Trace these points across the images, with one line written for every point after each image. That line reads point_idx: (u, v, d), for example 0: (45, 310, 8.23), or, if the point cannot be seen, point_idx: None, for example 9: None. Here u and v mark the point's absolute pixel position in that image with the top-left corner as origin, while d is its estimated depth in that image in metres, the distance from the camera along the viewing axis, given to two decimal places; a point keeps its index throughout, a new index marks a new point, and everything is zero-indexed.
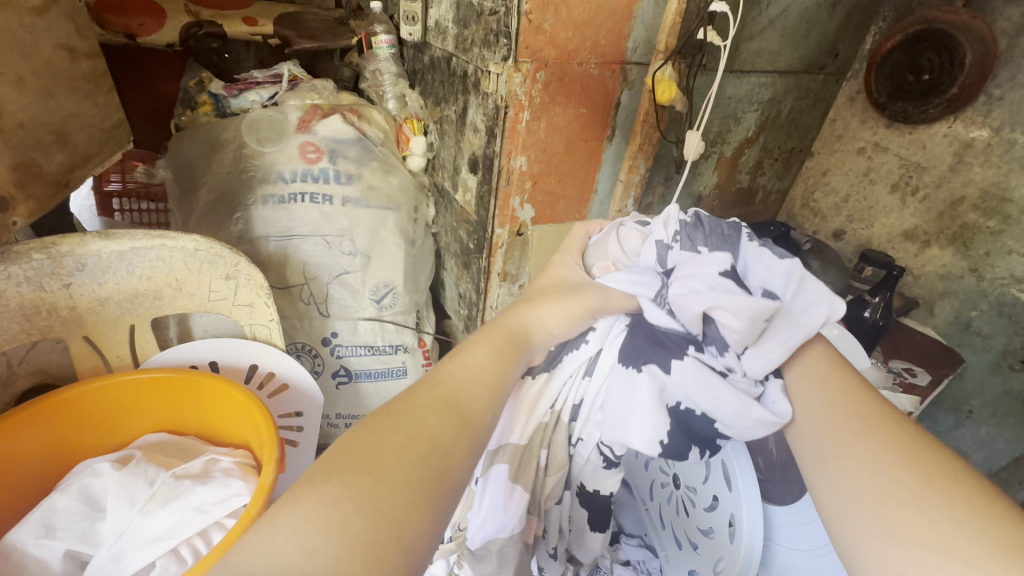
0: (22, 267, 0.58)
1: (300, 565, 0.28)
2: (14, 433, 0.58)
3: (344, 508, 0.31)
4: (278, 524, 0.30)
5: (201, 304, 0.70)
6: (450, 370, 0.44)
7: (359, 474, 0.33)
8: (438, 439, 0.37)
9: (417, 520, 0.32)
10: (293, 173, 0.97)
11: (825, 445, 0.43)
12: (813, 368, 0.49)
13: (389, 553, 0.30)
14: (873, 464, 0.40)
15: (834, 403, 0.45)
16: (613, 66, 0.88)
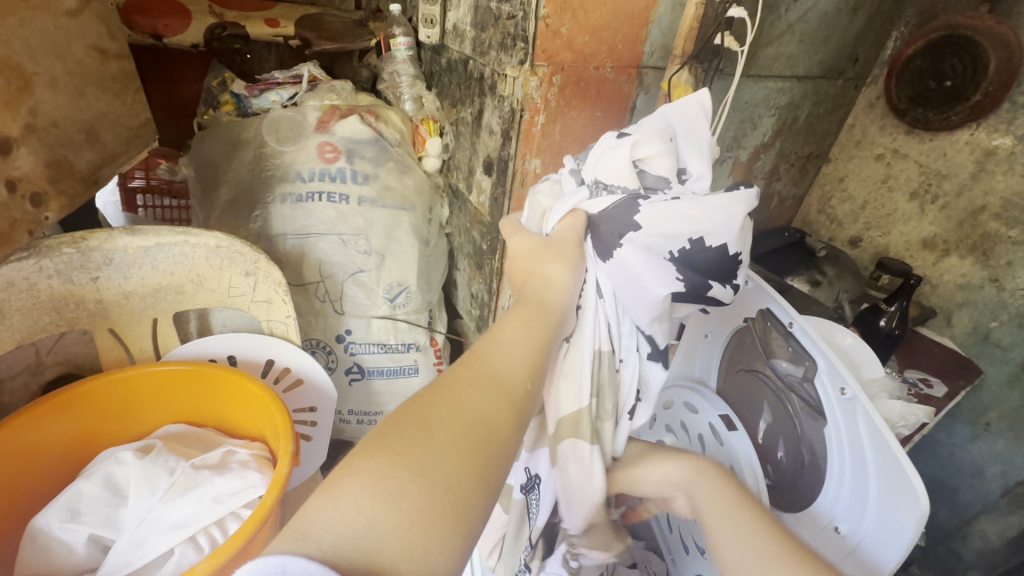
0: (53, 261, 0.60)
1: (364, 530, 0.29)
2: (41, 422, 0.60)
3: (402, 477, 0.32)
4: (339, 493, 0.31)
5: (221, 299, 0.72)
6: (488, 349, 0.45)
7: (413, 445, 0.34)
8: (484, 416, 0.38)
9: (473, 492, 0.34)
10: (311, 172, 0.99)
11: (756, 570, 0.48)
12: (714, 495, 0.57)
13: (450, 522, 0.32)
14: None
15: (744, 531, 0.51)
16: (629, 70, 0.89)
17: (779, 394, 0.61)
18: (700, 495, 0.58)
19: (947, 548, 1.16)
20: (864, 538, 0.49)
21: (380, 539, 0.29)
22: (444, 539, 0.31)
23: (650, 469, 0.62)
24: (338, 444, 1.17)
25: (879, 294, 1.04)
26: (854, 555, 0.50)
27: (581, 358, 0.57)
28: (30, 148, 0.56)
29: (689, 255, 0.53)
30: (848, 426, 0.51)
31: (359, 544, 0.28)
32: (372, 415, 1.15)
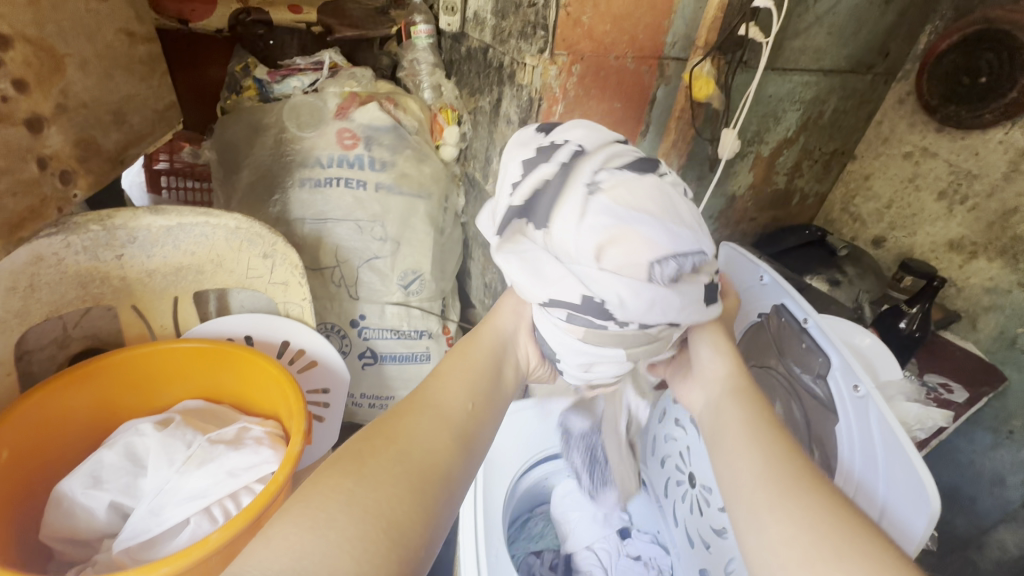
0: (80, 238, 0.62)
1: (297, 562, 0.34)
2: (66, 392, 0.63)
3: (335, 512, 0.38)
4: (276, 533, 0.36)
5: (240, 280, 0.74)
6: (426, 394, 0.53)
7: (347, 482, 0.40)
8: (415, 451, 0.45)
9: (407, 518, 0.40)
10: (330, 158, 1.00)
11: (761, 479, 0.46)
12: (746, 408, 0.53)
13: (385, 547, 0.37)
14: (798, 503, 0.43)
15: (766, 447, 0.48)
16: (650, 61, 0.87)
17: (790, 394, 0.60)
18: (725, 407, 0.55)
19: (963, 557, 1.14)
20: (887, 500, 0.47)
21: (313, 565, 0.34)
22: (377, 558, 0.36)
23: (704, 348, 0.60)
24: (350, 426, 1.19)
25: (900, 296, 1.03)
26: (885, 519, 0.47)
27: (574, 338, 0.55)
28: (60, 127, 0.58)
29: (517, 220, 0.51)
30: (860, 426, 0.50)
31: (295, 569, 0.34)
32: (384, 400, 1.17)
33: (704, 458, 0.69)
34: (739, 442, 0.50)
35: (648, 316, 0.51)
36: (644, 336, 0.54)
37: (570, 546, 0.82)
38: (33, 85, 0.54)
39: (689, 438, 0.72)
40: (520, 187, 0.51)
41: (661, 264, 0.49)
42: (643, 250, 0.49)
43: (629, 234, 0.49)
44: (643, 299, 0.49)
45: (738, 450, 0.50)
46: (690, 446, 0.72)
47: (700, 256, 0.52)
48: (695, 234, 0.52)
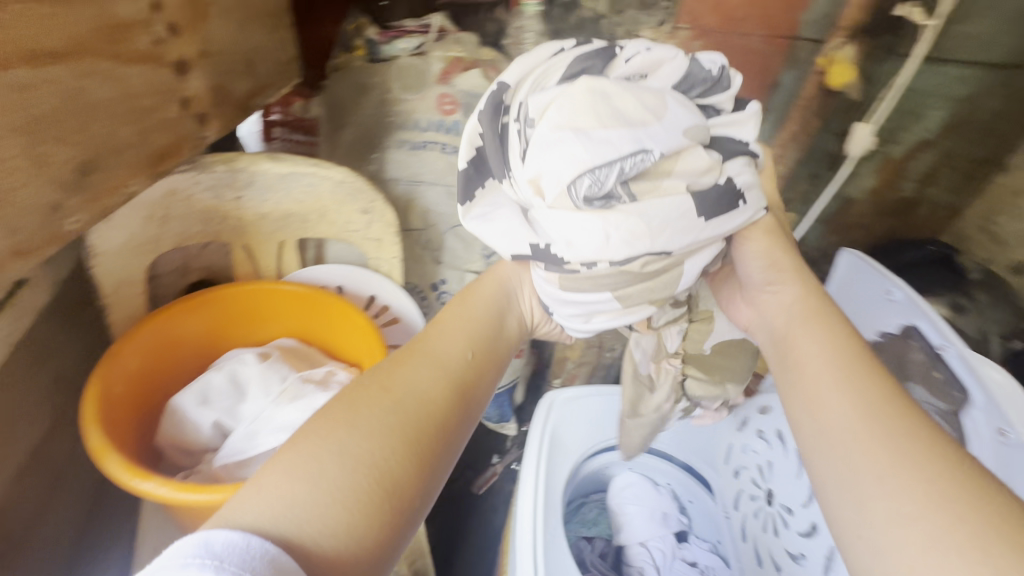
0: (208, 177, 0.67)
1: (291, 507, 0.36)
2: (184, 315, 0.69)
3: (324, 462, 0.40)
4: (264, 481, 0.38)
5: (338, 232, 0.77)
6: (424, 347, 0.55)
7: (336, 432, 0.42)
8: (410, 400, 0.47)
9: (397, 469, 0.42)
10: (429, 122, 1.02)
11: (851, 431, 0.41)
12: (825, 341, 0.48)
13: (376, 498, 0.39)
14: (899, 458, 0.37)
15: (851, 388, 0.43)
16: (781, 40, 0.81)
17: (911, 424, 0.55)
18: (801, 343, 0.49)
19: None
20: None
21: (305, 508, 0.36)
22: (365, 506, 0.38)
23: (754, 257, 0.58)
24: None
25: None
26: None
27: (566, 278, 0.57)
28: (200, 71, 0.62)
29: (472, 182, 0.60)
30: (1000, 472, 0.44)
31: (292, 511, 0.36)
32: None
33: (789, 478, 0.67)
34: (828, 383, 0.45)
35: (608, 251, 0.51)
36: (620, 275, 0.55)
37: (622, 539, 0.81)
38: (183, 29, 0.58)
39: (773, 454, 0.70)
40: (461, 153, 0.60)
41: (580, 184, 0.50)
42: (558, 174, 0.51)
43: (544, 164, 0.51)
44: (585, 232, 0.51)
45: (825, 392, 0.44)
46: (774, 462, 0.69)
47: (642, 156, 0.49)
48: (625, 132, 0.49)
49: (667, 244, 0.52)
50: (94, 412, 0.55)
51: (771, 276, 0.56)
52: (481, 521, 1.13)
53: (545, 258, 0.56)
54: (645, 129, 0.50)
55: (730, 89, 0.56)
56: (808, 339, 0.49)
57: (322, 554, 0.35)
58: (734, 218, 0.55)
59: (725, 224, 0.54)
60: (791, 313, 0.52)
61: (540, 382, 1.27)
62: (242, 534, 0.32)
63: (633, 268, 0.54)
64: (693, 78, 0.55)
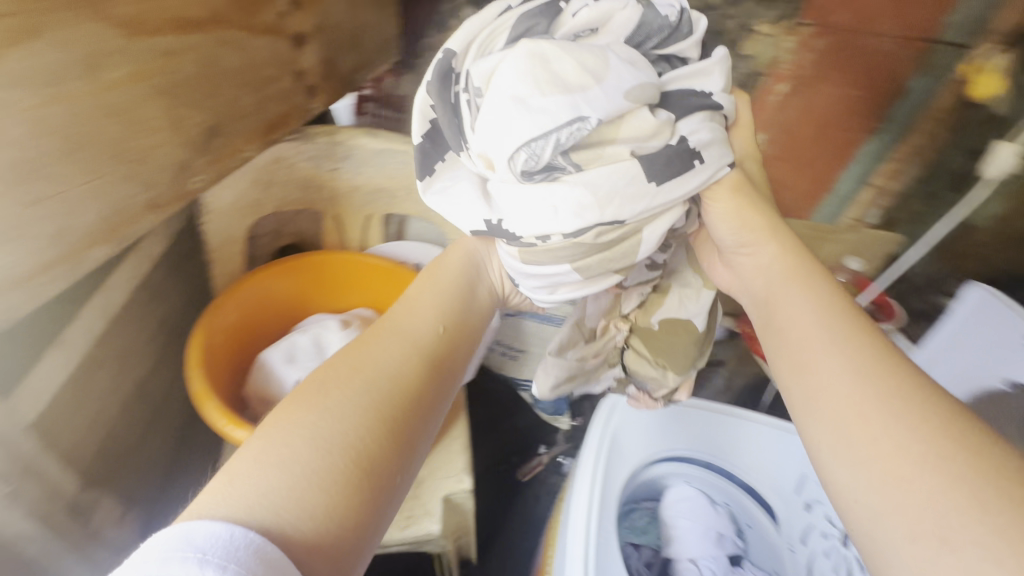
0: (311, 147, 0.70)
1: (263, 493, 0.34)
2: (278, 276, 0.73)
3: (294, 447, 0.37)
4: (236, 475, 0.35)
5: (423, 210, 0.78)
6: (390, 324, 0.51)
7: (308, 420, 0.39)
8: (378, 376, 0.45)
9: (374, 450, 0.39)
10: None
11: (857, 411, 0.36)
12: (807, 308, 0.44)
13: (354, 481, 0.37)
14: (907, 424, 0.34)
15: (850, 356, 0.39)
16: (917, 44, 0.72)
17: None
18: (789, 307, 0.45)
19: None
20: None
21: (283, 498, 0.34)
22: (339, 484, 0.36)
23: (720, 220, 0.50)
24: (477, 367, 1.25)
25: None
26: None
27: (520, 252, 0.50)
28: (315, 45, 0.64)
29: (429, 158, 0.51)
30: None
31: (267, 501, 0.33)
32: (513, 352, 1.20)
33: None
34: (814, 346, 0.41)
35: (556, 224, 0.44)
36: (576, 247, 0.46)
37: (672, 551, 0.77)
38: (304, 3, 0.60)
39: None
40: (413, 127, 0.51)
41: (516, 159, 0.42)
42: (493, 148, 0.43)
43: (483, 137, 0.43)
44: (531, 210, 0.44)
45: (813, 354, 0.41)
46: None
47: (579, 124, 0.41)
48: (561, 95, 0.41)
49: (620, 213, 0.44)
50: (199, 357, 0.60)
51: (751, 239, 0.50)
52: (523, 508, 1.14)
53: (501, 234, 0.49)
54: (585, 93, 0.41)
55: (693, 35, 0.48)
56: (794, 304, 0.45)
57: (305, 543, 0.33)
58: (693, 178, 0.45)
59: (682, 186, 0.45)
60: (772, 275, 0.48)
61: None
62: (226, 524, 0.31)
63: (584, 241, 0.46)
64: (648, 25, 0.46)
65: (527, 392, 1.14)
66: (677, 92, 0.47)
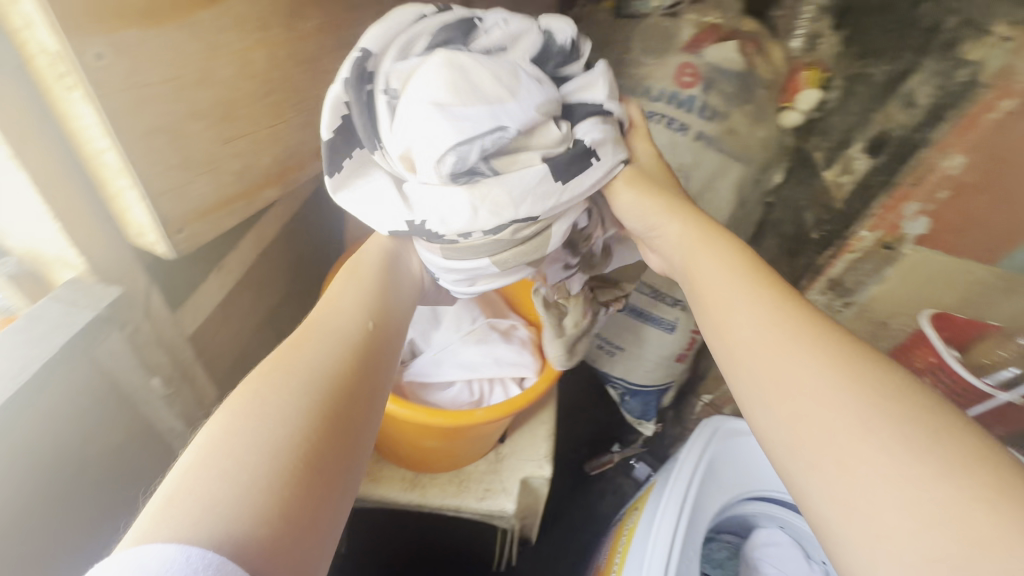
0: None
1: (218, 510, 0.25)
2: None
3: (241, 448, 0.28)
4: (178, 493, 0.25)
5: None
6: (320, 313, 0.39)
7: (247, 419, 0.29)
8: (321, 359, 0.34)
9: (326, 431, 0.31)
10: (661, 92, 0.92)
11: (785, 375, 0.32)
12: (720, 276, 0.39)
13: (312, 478, 0.28)
14: (823, 365, 0.31)
15: (763, 317, 0.35)
16: None
17: None
18: (704, 267, 0.41)
19: None
20: None
21: (227, 513, 0.25)
22: (300, 490, 0.27)
23: (625, 209, 0.47)
24: None
25: None
26: None
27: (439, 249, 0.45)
28: None
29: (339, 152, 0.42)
30: None
31: (206, 520, 0.24)
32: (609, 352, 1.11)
33: None
34: (751, 324, 0.36)
35: (480, 224, 0.40)
36: (496, 244, 0.43)
37: None
38: None
39: None
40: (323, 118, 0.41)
41: (444, 161, 0.38)
42: (419, 145, 0.38)
43: (408, 133, 0.39)
44: (450, 210, 0.40)
45: (752, 331, 0.35)
46: None
47: (500, 134, 0.39)
48: (482, 105, 0.38)
49: (534, 211, 0.41)
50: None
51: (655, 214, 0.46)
52: (586, 502, 1.11)
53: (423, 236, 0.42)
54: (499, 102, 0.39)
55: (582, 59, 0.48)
56: (715, 276, 0.40)
57: (264, 554, 0.25)
58: (589, 178, 0.43)
59: (583, 186, 0.43)
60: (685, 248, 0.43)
61: (688, 389, 1.19)
62: (180, 544, 0.23)
63: (503, 237, 0.42)
64: (549, 49, 0.45)
65: (615, 390, 1.11)
66: (572, 103, 0.45)
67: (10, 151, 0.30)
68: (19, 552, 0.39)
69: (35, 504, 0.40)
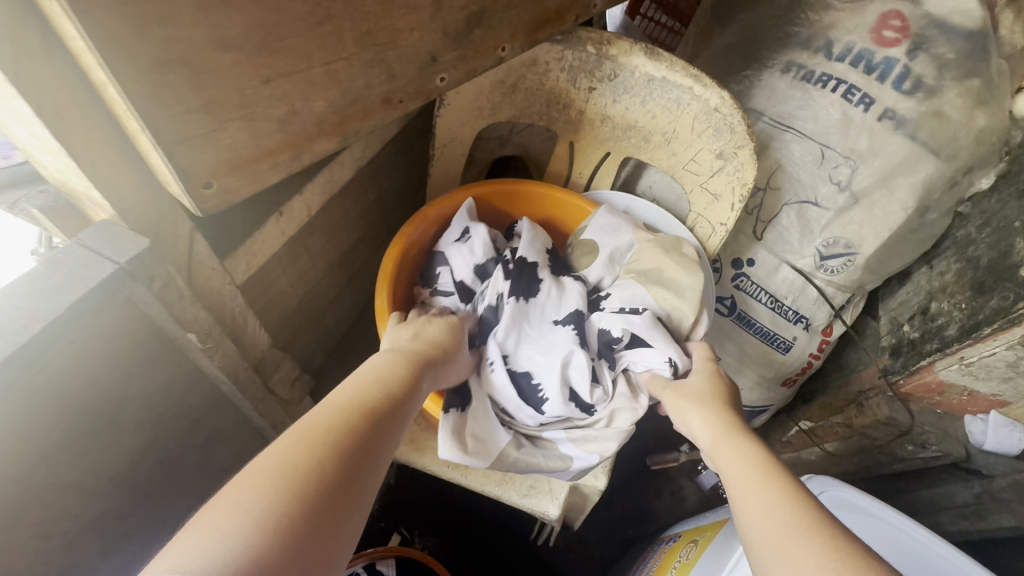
0: (574, 55, 0.56)
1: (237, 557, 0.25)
2: (490, 202, 0.65)
3: (269, 498, 0.28)
4: (203, 531, 0.26)
5: (672, 168, 0.61)
6: (353, 386, 0.40)
7: (279, 470, 0.30)
8: (355, 428, 0.35)
9: (338, 480, 0.31)
10: (846, 49, 0.70)
11: (781, 550, 0.32)
12: (751, 452, 0.41)
13: (321, 545, 0.28)
14: (816, 543, 0.31)
15: (760, 492, 0.37)
16: None
17: None
18: (721, 456, 0.43)
19: None
20: None
21: (238, 553, 0.26)
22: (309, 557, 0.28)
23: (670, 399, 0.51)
24: None
25: None
26: None
27: (523, 410, 0.53)
28: None
29: (556, 288, 0.57)
30: None
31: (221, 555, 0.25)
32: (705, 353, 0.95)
33: None
34: (768, 490, 0.37)
35: (605, 407, 0.52)
36: (586, 425, 0.53)
37: None
38: None
39: None
40: (595, 268, 0.60)
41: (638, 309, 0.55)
42: (630, 288, 0.56)
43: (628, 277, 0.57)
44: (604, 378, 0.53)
45: (769, 494, 0.36)
46: None
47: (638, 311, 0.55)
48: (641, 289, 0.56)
49: (618, 424, 0.52)
50: (388, 271, 0.57)
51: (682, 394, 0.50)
52: (639, 501, 1.03)
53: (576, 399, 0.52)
54: (536, 299, 0.56)
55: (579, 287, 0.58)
56: (730, 456, 0.42)
57: None
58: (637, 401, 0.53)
59: (621, 421, 0.52)
60: (707, 436, 0.46)
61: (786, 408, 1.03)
62: None
63: (597, 423, 0.53)
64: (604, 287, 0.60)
65: None
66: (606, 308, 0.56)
67: (7, 78, 0.25)
68: (50, 482, 0.39)
69: (67, 442, 0.39)
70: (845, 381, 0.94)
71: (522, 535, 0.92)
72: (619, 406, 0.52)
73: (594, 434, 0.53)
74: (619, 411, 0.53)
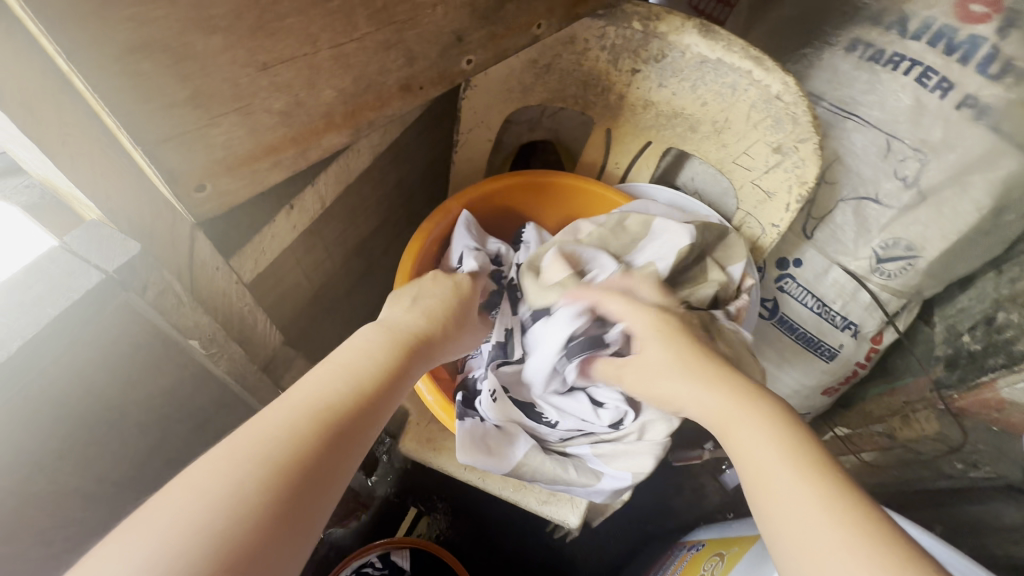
0: (617, 31, 0.50)
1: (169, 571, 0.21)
2: (516, 194, 0.61)
3: (215, 498, 0.24)
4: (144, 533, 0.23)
5: (722, 161, 0.55)
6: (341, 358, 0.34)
7: (232, 465, 0.25)
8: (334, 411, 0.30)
9: (302, 475, 0.26)
10: (925, 25, 0.60)
11: (826, 568, 0.26)
12: (770, 438, 0.33)
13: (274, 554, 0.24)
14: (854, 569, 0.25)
15: (783, 494, 0.30)
16: None
17: None
18: (732, 443, 0.35)
19: None
20: None
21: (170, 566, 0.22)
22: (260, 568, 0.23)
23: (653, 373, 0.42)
24: None
25: None
26: None
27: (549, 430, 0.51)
28: None
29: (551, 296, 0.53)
30: None
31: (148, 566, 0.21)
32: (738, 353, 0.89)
33: None
34: (792, 494, 0.29)
35: (633, 420, 0.48)
36: (616, 437, 0.49)
37: None
38: None
39: None
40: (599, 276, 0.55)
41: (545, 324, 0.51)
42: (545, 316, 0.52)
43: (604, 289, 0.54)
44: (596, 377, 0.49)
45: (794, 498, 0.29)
46: None
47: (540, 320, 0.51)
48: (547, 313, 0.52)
49: (652, 436, 0.48)
50: (407, 272, 0.53)
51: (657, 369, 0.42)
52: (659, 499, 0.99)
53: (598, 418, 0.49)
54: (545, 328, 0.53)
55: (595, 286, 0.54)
56: (745, 436, 0.34)
57: None
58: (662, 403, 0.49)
59: (656, 434, 0.48)
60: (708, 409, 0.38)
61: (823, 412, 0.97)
62: None
63: (628, 435, 0.49)
64: None
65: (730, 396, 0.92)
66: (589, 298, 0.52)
67: None
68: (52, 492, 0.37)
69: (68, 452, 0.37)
70: (890, 390, 0.88)
71: (538, 529, 0.90)
72: (650, 418, 0.48)
73: (624, 449, 0.49)
74: (651, 423, 0.48)
